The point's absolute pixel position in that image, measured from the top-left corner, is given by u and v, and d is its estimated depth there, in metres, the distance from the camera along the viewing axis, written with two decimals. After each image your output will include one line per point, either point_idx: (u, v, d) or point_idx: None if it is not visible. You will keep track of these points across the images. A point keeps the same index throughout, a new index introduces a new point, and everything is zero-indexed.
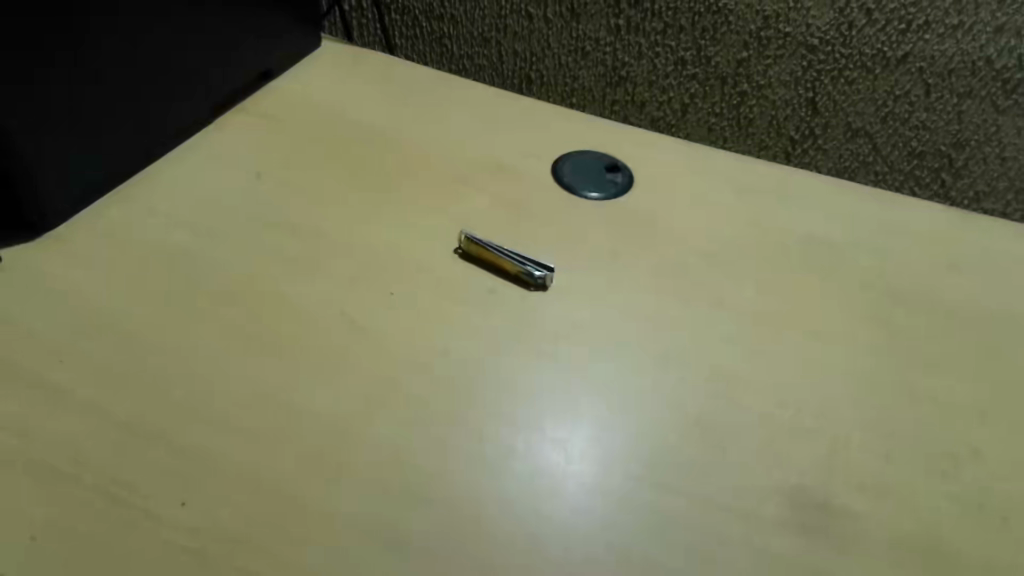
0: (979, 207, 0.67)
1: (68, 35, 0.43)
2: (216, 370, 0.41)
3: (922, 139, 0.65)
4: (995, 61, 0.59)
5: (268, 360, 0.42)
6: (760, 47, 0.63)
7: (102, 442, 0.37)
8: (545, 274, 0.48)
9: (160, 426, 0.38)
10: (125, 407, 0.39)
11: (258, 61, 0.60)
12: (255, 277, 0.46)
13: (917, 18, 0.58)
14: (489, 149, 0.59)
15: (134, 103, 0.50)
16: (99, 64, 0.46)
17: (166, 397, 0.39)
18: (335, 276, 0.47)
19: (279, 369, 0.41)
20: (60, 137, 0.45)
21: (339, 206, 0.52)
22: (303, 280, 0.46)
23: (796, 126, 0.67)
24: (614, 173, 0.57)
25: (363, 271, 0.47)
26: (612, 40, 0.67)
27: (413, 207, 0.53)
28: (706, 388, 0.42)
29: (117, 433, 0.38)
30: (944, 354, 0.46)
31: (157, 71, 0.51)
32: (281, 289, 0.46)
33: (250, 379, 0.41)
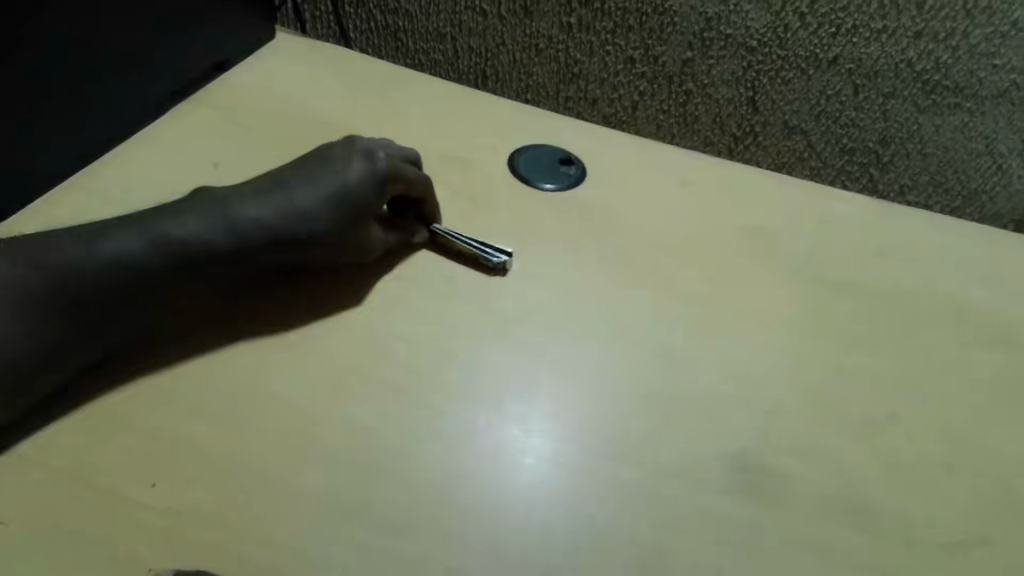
0: (904, 200, 0.72)
1: (6, 16, 0.42)
2: (180, 360, 0.42)
3: (853, 136, 0.69)
4: (915, 64, 0.63)
5: (233, 353, 0.42)
6: (703, 47, 0.67)
7: (69, 431, 0.38)
8: (504, 258, 0.49)
9: (130, 412, 0.39)
10: (89, 398, 0.39)
11: (211, 50, 0.59)
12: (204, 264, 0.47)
13: (845, 22, 0.62)
14: (447, 143, 0.60)
15: (84, 91, 0.49)
16: (40, 54, 0.45)
17: (129, 387, 0.40)
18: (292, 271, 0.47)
19: (249, 360, 0.42)
20: (22, 132, 0.46)
21: None
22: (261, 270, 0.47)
23: (738, 124, 0.71)
24: (568, 166, 0.60)
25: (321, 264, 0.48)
26: (565, 37, 0.70)
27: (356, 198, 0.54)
28: (654, 365, 0.45)
29: (83, 423, 0.38)
30: (871, 332, 0.50)
31: (107, 58, 0.50)
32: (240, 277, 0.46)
33: (216, 372, 0.41)
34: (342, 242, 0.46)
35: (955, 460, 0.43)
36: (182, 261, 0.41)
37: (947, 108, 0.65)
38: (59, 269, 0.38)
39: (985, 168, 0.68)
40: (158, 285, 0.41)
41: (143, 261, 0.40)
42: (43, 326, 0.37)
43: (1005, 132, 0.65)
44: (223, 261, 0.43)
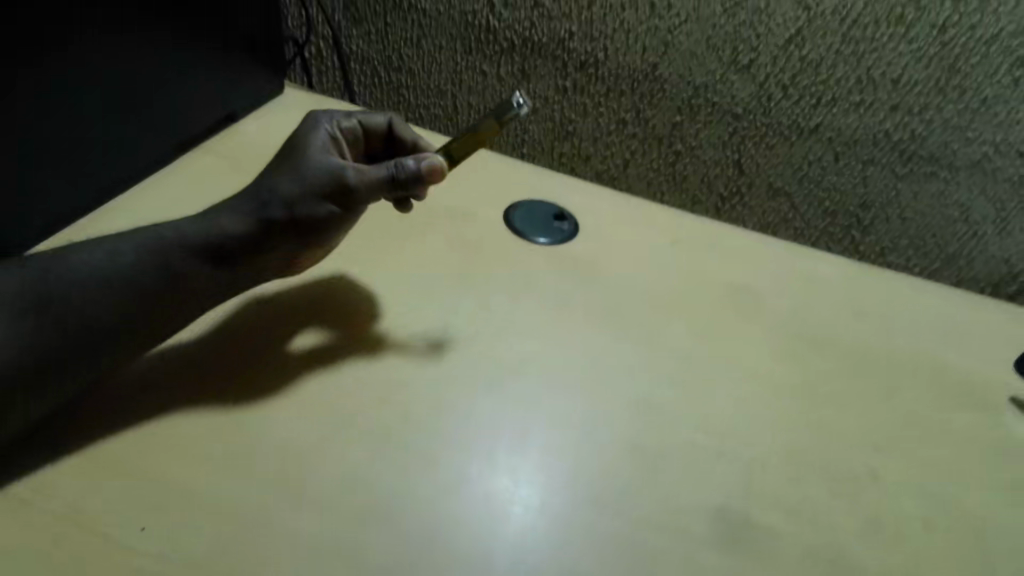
0: (885, 260, 0.73)
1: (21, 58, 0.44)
2: (182, 401, 0.43)
3: (835, 199, 0.71)
4: (892, 134, 0.65)
5: (234, 394, 0.44)
6: (691, 113, 0.70)
7: (65, 472, 0.39)
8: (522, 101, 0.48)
9: (128, 452, 0.40)
10: (89, 437, 0.40)
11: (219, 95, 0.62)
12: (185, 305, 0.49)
13: (825, 94, 0.64)
14: (446, 197, 0.63)
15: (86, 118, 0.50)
16: (55, 105, 0.47)
17: (132, 428, 0.41)
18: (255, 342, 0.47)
19: (249, 400, 0.43)
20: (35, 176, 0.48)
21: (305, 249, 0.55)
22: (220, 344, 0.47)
23: (724, 185, 0.74)
24: (562, 221, 0.62)
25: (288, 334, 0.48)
26: (559, 98, 0.73)
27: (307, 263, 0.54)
28: (642, 417, 0.46)
29: (80, 462, 0.39)
30: (852, 389, 0.52)
31: (111, 94, 0.51)
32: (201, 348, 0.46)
33: (215, 412, 0.42)
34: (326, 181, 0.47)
35: (936, 518, 0.44)
36: (169, 262, 0.43)
37: (925, 177, 0.67)
38: (49, 287, 0.41)
39: (961, 234, 0.69)
40: (150, 288, 0.43)
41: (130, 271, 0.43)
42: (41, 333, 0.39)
43: (980, 202, 0.66)
44: (215, 249, 0.45)
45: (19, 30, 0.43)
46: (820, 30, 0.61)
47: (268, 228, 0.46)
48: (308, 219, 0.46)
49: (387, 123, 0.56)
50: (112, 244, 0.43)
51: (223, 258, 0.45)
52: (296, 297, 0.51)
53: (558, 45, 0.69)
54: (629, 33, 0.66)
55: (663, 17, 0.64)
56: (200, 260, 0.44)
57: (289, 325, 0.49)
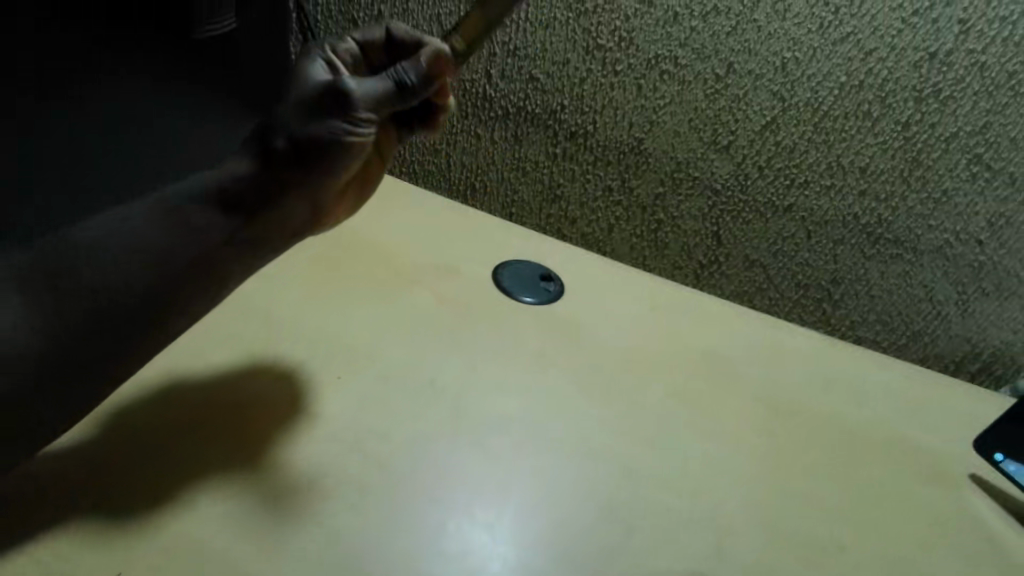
0: (855, 334, 0.73)
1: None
2: (185, 451, 0.44)
3: (807, 273, 0.71)
4: (861, 217, 0.66)
5: (230, 445, 0.45)
6: (674, 185, 0.70)
7: (49, 518, 0.39)
8: None
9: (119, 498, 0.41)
10: (85, 481, 0.41)
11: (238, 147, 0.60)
12: (177, 350, 0.51)
13: (798, 177, 0.65)
14: (437, 255, 0.65)
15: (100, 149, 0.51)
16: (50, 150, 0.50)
17: (134, 474, 0.42)
18: (212, 425, 0.46)
19: (245, 451, 0.45)
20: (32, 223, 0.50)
21: (299, 299, 0.57)
22: (179, 421, 0.46)
23: (704, 253, 0.74)
24: (548, 282, 0.64)
25: (240, 420, 0.47)
26: (550, 164, 0.74)
27: (225, 347, 0.52)
28: (619, 481, 0.47)
29: (67, 507, 0.40)
30: (819, 459, 0.54)
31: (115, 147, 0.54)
32: (158, 425, 0.45)
33: (212, 461, 0.44)
34: (325, 94, 0.45)
35: None
36: (180, 235, 0.43)
37: (892, 258, 0.67)
38: (69, 266, 0.42)
39: (926, 312, 0.69)
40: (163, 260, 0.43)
41: (129, 263, 0.42)
42: (40, 334, 0.40)
43: (942, 283, 0.67)
44: (227, 200, 0.44)
45: (18, 38, 0.45)
46: (793, 119, 0.62)
47: (278, 170, 0.45)
48: (319, 150, 0.44)
49: (385, 32, 0.53)
50: (115, 235, 0.43)
51: (235, 205, 0.44)
52: (194, 393, 0.48)
53: (550, 116, 0.71)
54: (616, 109, 0.68)
55: (648, 97, 0.66)
56: (214, 211, 0.44)
57: (243, 411, 0.47)
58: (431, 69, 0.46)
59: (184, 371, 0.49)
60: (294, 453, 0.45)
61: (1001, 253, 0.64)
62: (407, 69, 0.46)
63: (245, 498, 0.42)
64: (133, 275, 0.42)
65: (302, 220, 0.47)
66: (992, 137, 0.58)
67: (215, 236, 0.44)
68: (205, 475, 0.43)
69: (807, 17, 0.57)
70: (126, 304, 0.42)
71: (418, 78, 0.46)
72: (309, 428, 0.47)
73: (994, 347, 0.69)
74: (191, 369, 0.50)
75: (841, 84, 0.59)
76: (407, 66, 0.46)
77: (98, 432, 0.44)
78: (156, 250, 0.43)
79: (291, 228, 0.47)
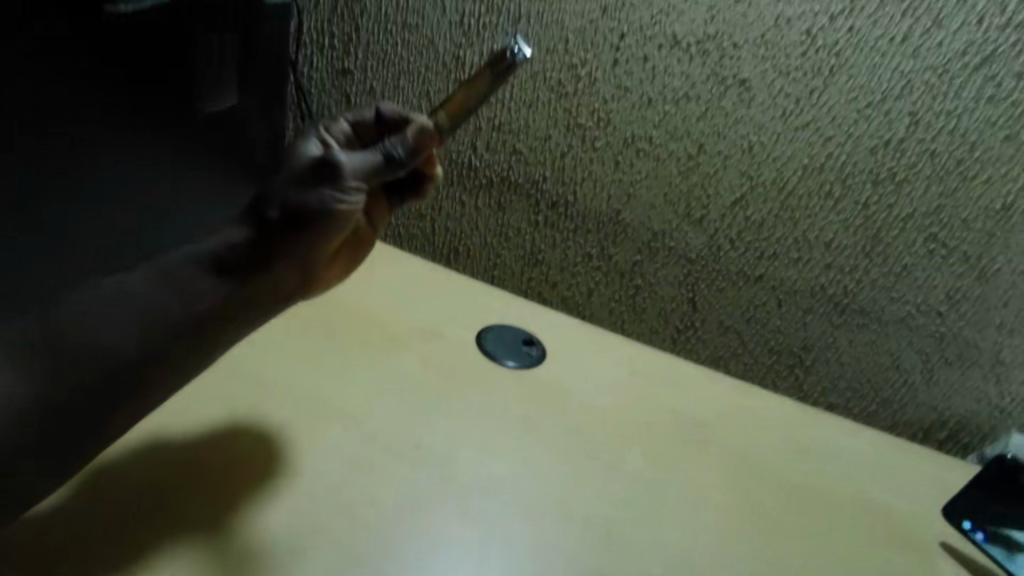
0: (826, 400, 0.75)
1: (43, 182, 0.46)
2: (168, 514, 0.44)
3: (779, 339, 0.73)
4: (828, 288, 0.69)
5: (216, 508, 0.45)
6: (650, 254, 0.73)
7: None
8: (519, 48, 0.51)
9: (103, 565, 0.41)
10: (71, 546, 0.41)
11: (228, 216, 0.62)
12: (163, 412, 0.51)
13: (767, 250, 0.69)
14: (420, 318, 0.67)
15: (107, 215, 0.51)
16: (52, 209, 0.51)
17: (117, 538, 0.42)
18: (201, 487, 0.46)
19: (231, 512, 0.45)
20: None
21: (283, 359, 0.58)
22: (168, 482, 0.46)
23: (680, 319, 0.76)
24: (530, 346, 0.66)
25: (227, 481, 0.47)
26: (532, 231, 0.77)
27: (210, 405, 0.53)
28: (601, 547, 0.48)
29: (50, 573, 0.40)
30: (797, 525, 0.54)
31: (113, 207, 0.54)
32: (145, 485, 0.46)
33: (196, 526, 0.44)
34: (320, 166, 0.48)
35: None
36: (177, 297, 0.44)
37: (860, 326, 0.70)
38: (63, 327, 0.42)
39: (894, 380, 0.72)
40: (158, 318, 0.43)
41: (129, 329, 0.42)
42: (30, 406, 0.39)
43: (907, 352, 0.70)
44: (223, 263, 0.46)
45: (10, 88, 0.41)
46: (761, 196, 0.66)
47: (272, 238, 0.46)
48: (311, 216, 0.47)
49: (374, 112, 0.56)
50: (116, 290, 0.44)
51: (232, 269, 0.46)
52: (174, 453, 0.48)
53: (532, 186, 0.74)
54: (596, 182, 0.71)
55: (626, 172, 0.70)
56: (211, 273, 0.45)
57: (230, 470, 0.48)
58: (418, 141, 0.51)
59: (166, 430, 0.50)
60: (268, 516, 0.45)
61: (960, 324, 0.67)
62: (396, 143, 0.51)
63: (219, 561, 0.42)
64: (133, 341, 0.42)
65: (292, 284, 0.49)
66: (945, 218, 0.62)
67: (215, 299, 0.45)
68: (182, 539, 0.43)
69: (770, 106, 0.62)
70: (124, 371, 0.42)
71: (405, 151, 0.50)
72: (297, 489, 0.47)
73: (959, 415, 0.71)
74: (173, 427, 0.50)
75: (804, 166, 0.63)
76: (395, 142, 0.51)
77: (75, 490, 0.44)
78: (157, 314, 0.43)
79: (281, 292, 0.49)
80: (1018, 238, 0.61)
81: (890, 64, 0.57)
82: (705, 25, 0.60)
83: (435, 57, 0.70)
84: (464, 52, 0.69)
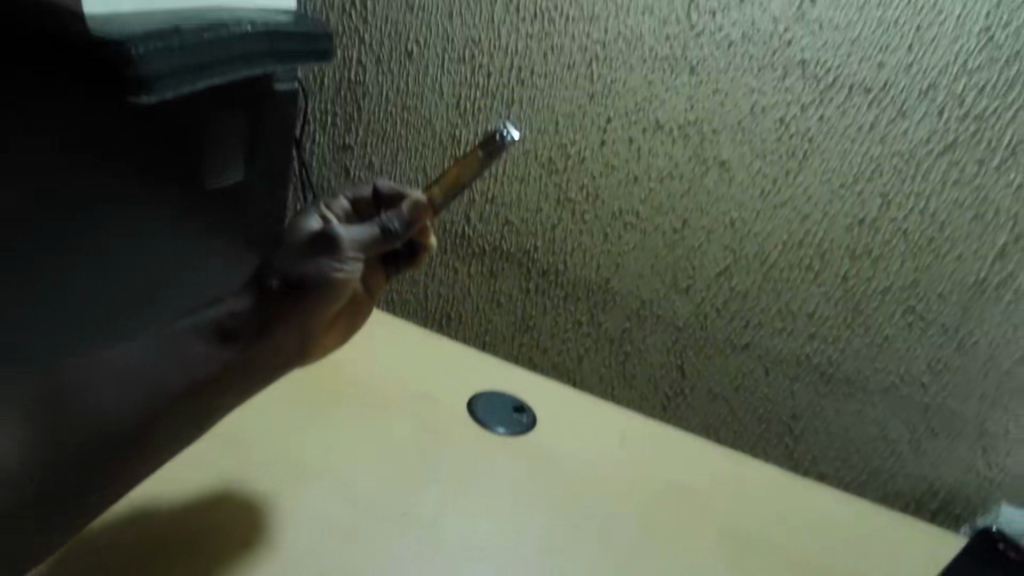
0: (817, 469, 0.74)
1: (50, 251, 0.48)
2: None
3: (768, 407, 0.74)
4: (812, 357, 0.70)
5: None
6: (639, 322, 0.75)
7: None
8: (507, 130, 0.52)
9: None
10: None
11: (231, 284, 0.63)
12: (166, 484, 0.53)
13: (752, 320, 0.71)
14: (411, 385, 0.68)
15: (108, 289, 0.52)
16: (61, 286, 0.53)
17: None
18: (193, 556, 0.48)
19: None
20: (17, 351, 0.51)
21: (281, 425, 0.60)
22: (163, 551, 0.49)
23: (670, 385, 0.76)
24: (520, 413, 0.67)
25: (221, 549, 0.49)
26: (523, 298, 0.79)
27: (201, 471, 0.55)
28: None
29: None
30: None
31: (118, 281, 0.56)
32: (140, 551, 0.48)
33: None
34: (318, 238, 0.51)
35: None
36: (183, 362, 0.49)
37: (848, 393, 0.70)
38: (79, 389, 0.47)
39: (882, 450, 0.71)
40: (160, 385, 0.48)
41: (125, 398, 0.47)
42: (27, 464, 0.44)
43: (894, 422, 0.70)
44: (227, 330, 0.50)
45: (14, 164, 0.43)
46: (745, 268, 0.68)
47: (271, 305, 0.51)
48: (308, 287, 0.51)
49: (373, 188, 0.59)
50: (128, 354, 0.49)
51: (233, 336, 0.50)
52: (169, 519, 0.51)
53: (524, 255, 0.77)
54: (585, 252, 0.74)
55: (614, 243, 0.72)
56: (215, 339, 0.50)
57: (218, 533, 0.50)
58: (413, 215, 0.53)
59: (157, 497, 0.52)
60: None
61: (943, 395, 0.67)
62: (392, 217, 0.53)
63: None
64: (126, 409, 0.47)
65: (291, 351, 0.53)
66: (921, 292, 0.64)
67: (215, 363, 0.49)
68: None
69: (749, 185, 0.65)
70: (114, 436, 0.46)
71: (401, 224, 0.52)
72: (290, 560, 0.49)
73: (949, 486, 0.70)
74: (163, 495, 0.52)
75: (784, 241, 0.66)
76: (392, 215, 0.53)
77: (72, 555, 0.47)
78: (153, 385, 0.48)
79: (280, 359, 0.52)
80: (992, 312, 0.63)
81: (860, 149, 0.61)
82: (686, 111, 0.64)
83: (432, 135, 0.74)
84: (460, 131, 0.73)
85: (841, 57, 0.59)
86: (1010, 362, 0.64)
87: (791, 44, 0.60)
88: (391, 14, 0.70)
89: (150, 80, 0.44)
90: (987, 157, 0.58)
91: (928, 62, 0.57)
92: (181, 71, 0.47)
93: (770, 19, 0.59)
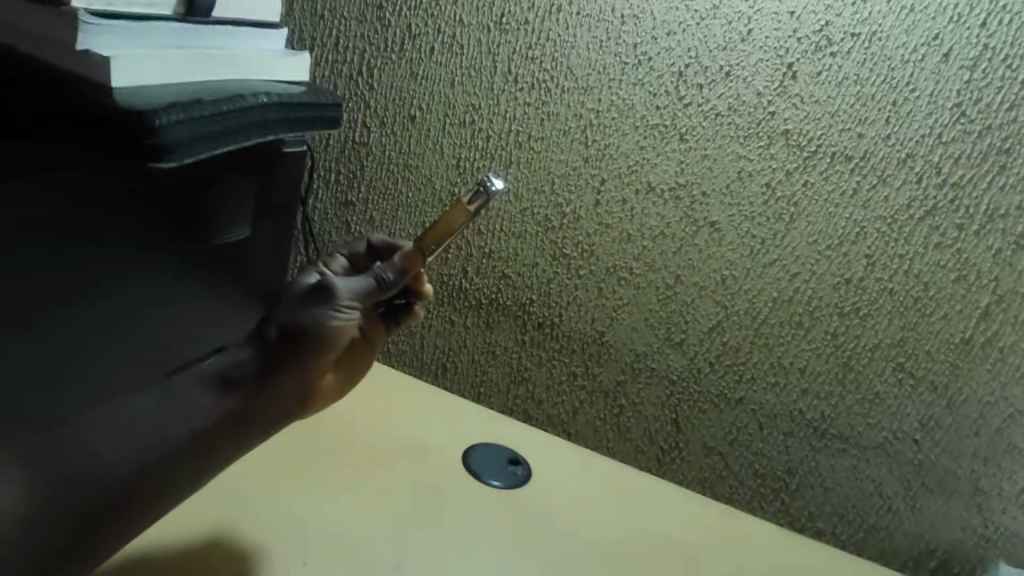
0: (813, 526, 0.73)
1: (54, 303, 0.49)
2: None
3: (763, 462, 0.74)
4: (806, 413, 0.71)
5: None
6: (633, 374, 0.75)
7: None
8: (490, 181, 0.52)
9: None
10: None
11: (230, 336, 0.64)
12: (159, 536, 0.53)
13: (745, 374, 0.71)
14: (406, 438, 0.68)
15: (109, 339, 0.53)
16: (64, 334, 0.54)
17: None
18: None
19: None
20: None
21: (274, 476, 0.60)
22: None
23: (665, 439, 0.77)
24: (515, 465, 0.68)
25: None
26: (518, 349, 0.79)
27: (197, 521, 0.55)
28: None
29: None
30: None
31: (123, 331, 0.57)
32: None
33: None
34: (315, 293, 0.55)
35: None
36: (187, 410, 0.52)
37: (840, 451, 0.71)
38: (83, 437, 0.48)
39: (878, 506, 0.71)
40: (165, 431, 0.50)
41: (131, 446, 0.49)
42: (26, 519, 0.44)
43: (889, 479, 0.70)
44: (229, 381, 0.53)
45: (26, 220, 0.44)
46: (737, 324, 0.70)
47: (273, 353, 0.55)
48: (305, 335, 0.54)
49: (368, 244, 0.62)
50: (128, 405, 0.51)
51: (234, 387, 0.53)
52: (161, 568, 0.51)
53: (520, 308, 0.78)
54: (580, 306, 0.75)
55: (608, 298, 0.74)
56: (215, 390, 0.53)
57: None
58: (404, 264, 0.56)
59: (151, 546, 0.52)
60: None
61: (937, 452, 0.67)
62: (385, 268, 0.56)
63: None
64: (127, 460, 0.49)
65: (290, 402, 0.55)
66: (909, 349, 0.65)
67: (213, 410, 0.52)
68: None
69: (739, 245, 0.67)
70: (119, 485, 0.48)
71: (393, 274, 0.56)
72: None
73: (946, 544, 0.69)
74: (159, 544, 0.52)
75: (774, 298, 0.68)
76: (385, 266, 0.56)
77: None
78: (154, 436, 0.50)
79: (276, 413, 0.54)
80: (980, 371, 0.64)
81: (843, 213, 0.63)
82: (676, 175, 0.67)
83: (432, 192, 0.76)
84: (459, 188, 0.75)
85: (822, 128, 0.62)
86: (999, 422, 0.65)
87: (775, 116, 0.63)
88: (396, 81, 0.74)
89: (168, 147, 0.46)
90: (966, 223, 0.60)
91: (905, 135, 0.60)
92: (199, 138, 0.49)
93: (754, 92, 0.63)
